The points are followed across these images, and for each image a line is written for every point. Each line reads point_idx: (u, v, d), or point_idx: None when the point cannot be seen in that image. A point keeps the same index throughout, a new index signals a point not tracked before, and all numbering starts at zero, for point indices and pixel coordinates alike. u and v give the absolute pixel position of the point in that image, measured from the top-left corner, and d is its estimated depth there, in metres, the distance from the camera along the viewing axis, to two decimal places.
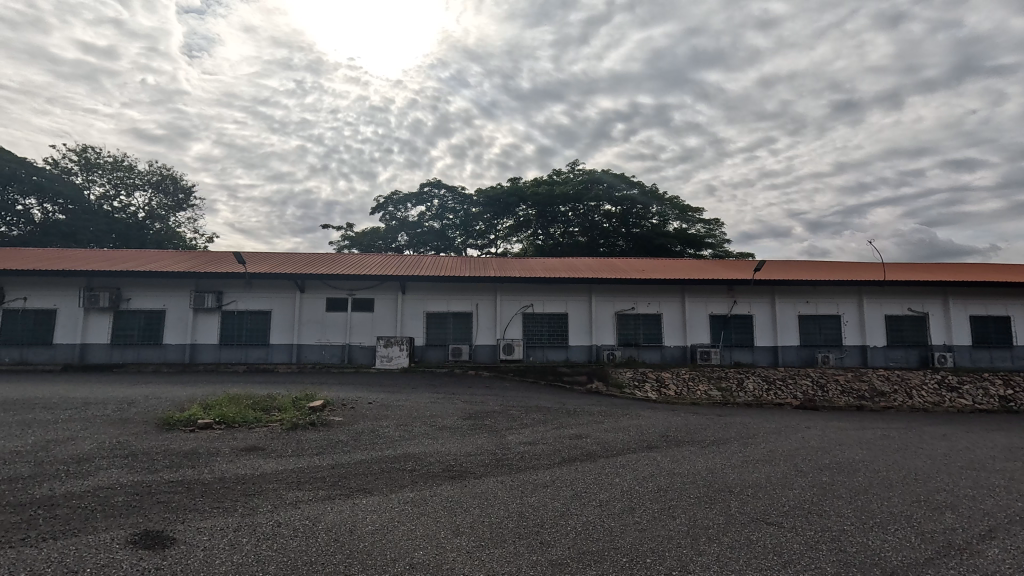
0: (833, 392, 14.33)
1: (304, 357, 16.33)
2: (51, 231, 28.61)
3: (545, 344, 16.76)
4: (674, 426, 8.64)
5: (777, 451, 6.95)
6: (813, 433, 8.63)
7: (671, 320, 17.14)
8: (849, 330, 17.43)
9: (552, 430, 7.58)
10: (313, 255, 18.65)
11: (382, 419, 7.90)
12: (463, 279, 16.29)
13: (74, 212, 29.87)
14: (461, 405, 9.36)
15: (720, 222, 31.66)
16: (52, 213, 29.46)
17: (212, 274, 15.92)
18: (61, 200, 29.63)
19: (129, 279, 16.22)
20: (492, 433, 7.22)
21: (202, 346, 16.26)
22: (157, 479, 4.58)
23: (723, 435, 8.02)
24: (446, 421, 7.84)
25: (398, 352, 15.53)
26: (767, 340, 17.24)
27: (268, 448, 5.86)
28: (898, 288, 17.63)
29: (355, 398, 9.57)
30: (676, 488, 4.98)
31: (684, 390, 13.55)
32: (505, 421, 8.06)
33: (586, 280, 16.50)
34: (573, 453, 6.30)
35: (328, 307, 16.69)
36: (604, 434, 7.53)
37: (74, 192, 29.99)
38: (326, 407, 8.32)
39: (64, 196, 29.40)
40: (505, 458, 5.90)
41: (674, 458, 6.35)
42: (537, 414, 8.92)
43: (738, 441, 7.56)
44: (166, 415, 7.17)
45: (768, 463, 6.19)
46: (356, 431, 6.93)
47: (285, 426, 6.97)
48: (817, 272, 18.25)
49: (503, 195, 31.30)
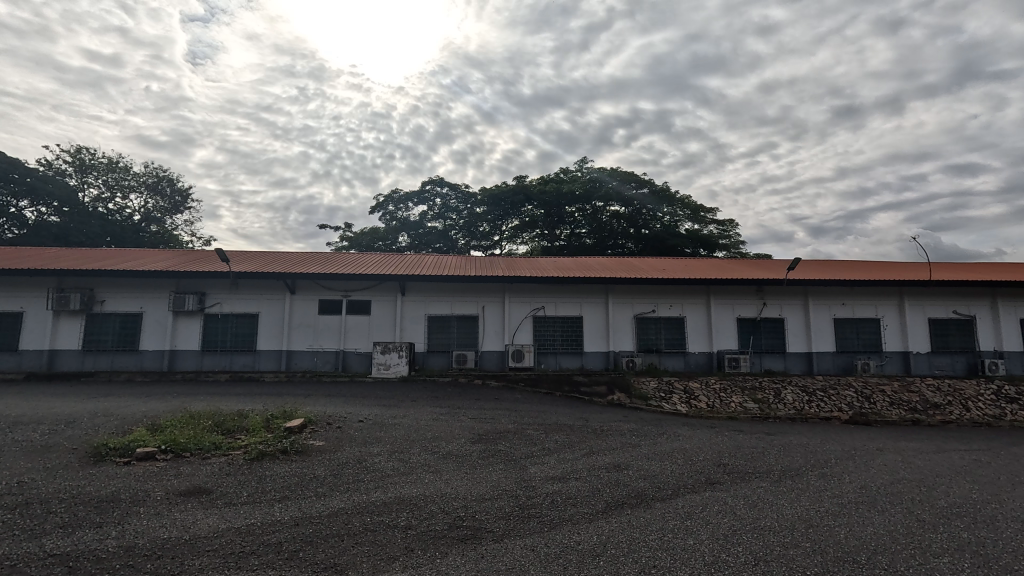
0: (881, 404, 12.81)
1: (294, 364, 14.95)
2: (42, 233, 27.31)
3: (557, 350, 15.29)
4: (725, 450, 7.17)
5: (873, 489, 5.48)
6: (895, 459, 7.18)
7: (695, 325, 15.68)
8: (889, 334, 15.94)
9: (582, 459, 6.13)
10: (305, 254, 17.25)
11: (373, 443, 6.46)
12: (468, 278, 14.87)
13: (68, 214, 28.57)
14: (469, 424, 7.92)
15: (734, 222, 30.26)
16: (45, 215, 28.19)
17: (193, 273, 14.53)
18: (54, 202, 28.34)
19: (104, 279, 14.86)
20: (511, 464, 5.76)
21: (182, 352, 14.84)
22: (29, 553, 3.12)
23: (790, 464, 6.53)
24: (453, 447, 6.39)
25: (397, 359, 14.05)
26: (800, 346, 15.75)
27: (217, 492, 4.40)
28: (942, 289, 16.15)
29: (344, 415, 8.16)
30: (780, 560, 3.52)
31: (717, 402, 12.05)
32: (523, 446, 6.62)
33: (603, 280, 15.04)
34: (622, 495, 4.84)
35: (320, 310, 15.30)
36: (648, 465, 6.05)
37: (68, 193, 28.71)
38: (305, 428, 6.90)
39: (57, 197, 28.10)
40: (530, 505, 4.45)
41: (750, 501, 4.87)
42: (559, 435, 7.46)
43: (814, 473, 6.07)
44: (102, 440, 5.74)
45: (874, 510, 4.73)
46: (339, 463, 5.48)
47: (249, 456, 5.51)
48: (852, 272, 16.78)
49: (509, 194, 29.91)
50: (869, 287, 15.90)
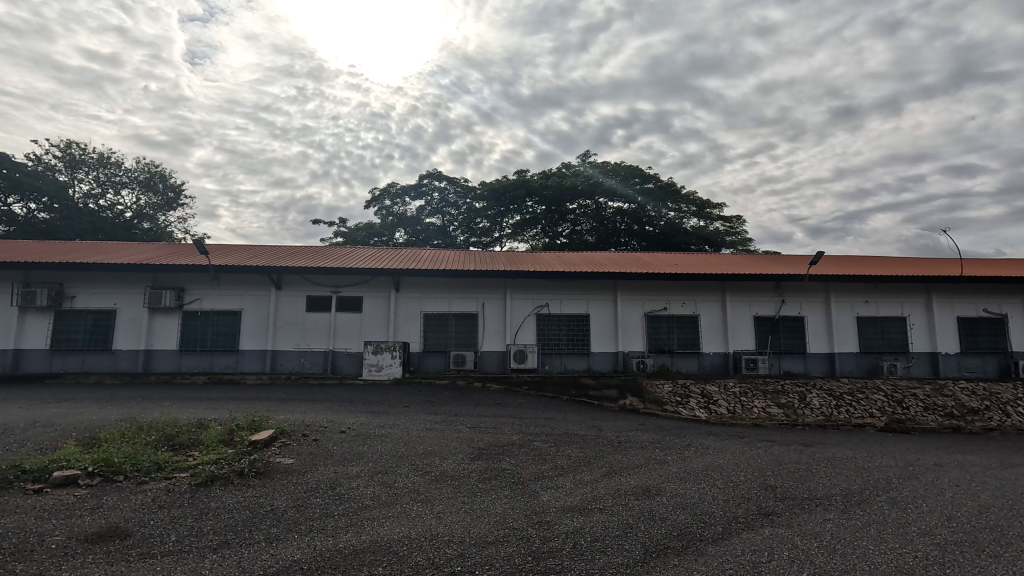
0: (915, 409, 11.80)
1: (279, 365, 13.89)
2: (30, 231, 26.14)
3: (563, 350, 14.26)
4: (767, 467, 6.14)
5: (966, 522, 4.47)
6: (963, 477, 6.19)
7: (710, 324, 14.67)
8: (916, 334, 14.95)
9: (604, 481, 5.12)
10: (295, 247, 16.18)
11: (353, 461, 5.42)
12: (467, 274, 13.81)
13: (59, 212, 27.49)
14: (467, 436, 6.87)
15: (741, 218, 29.27)
16: (34, 211, 27.10)
17: (170, 267, 13.44)
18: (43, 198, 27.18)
19: (75, 273, 13.79)
20: (519, 489, 4.71)
21: (159, 352, 13.78)
22: None
23: (850, 485, 5.51)
24: (449, 467, 5.33)
25: (390, 360, 12.95)
26: (821, 346, 14.75)
27: (135, 537, 3.37)
28: (972, 285, 15.15)
29: (325, 425, 7.12)
30: None
31: (738, 407, 11.04)
32: (532, 464, 5.61)
33: (611, 277, 13.99)
34: (661, 535, 3.80)
35: (308, 307, 14.24)
36: (683, 489, 5.03)
37: (57, 189, 27.51)
38: (275, 441, 5.87)
39: (46, 194, 26.99)
40: (547, 552, 3.42)
41: (825, 542, 3.84)
42: (572, 449, 6.45)
43: (884, 499, 5.06)
44: (17, 460, 4.70)
45: (986, 557, 3.71)
46: (305, 490, 4.42)
47: (194, 482, 4.46)
48: (876, 268, 15.79)
49: (509, 188, 28.91)
50: (895, 284, 14.92)
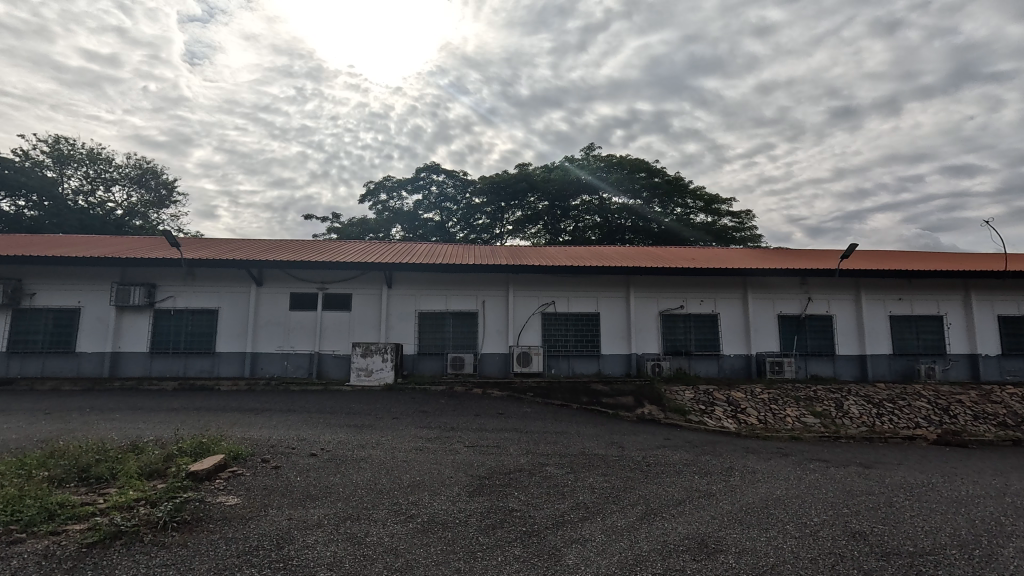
0: (964, 418, 10.58)
1: (260, 369, 12.66)
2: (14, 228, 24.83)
3: (570, 352, 13.05)
4: (839, 501, 4.91)
5: None
6: None
7: (730, 324, 13.45)
8: (953, 334, 13.75)
9: (646, 529, 3.89)
10: (280, 240, 14.94)
11: (316, 501, 4.18)
12: (467, 267, 12.55)
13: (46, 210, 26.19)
14: (465, 459, 5.64)
15: (751, 213, 28.09)
16: (22, 209, 25.82)
17: (136, 261, 12.13)
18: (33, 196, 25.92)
19: (36, 267, 12.54)
20: (534, 545, 3.48)
21: (127, 354, 12.54)
22: None
23: (956, 529, 4.29)
24: (440, 509, 4.09)
25: (381, 363, 11.70)
26: (852, 348, 13.53)
27: None
28: (1015, 283, 13.94)
29: (295, 445, 5.88)
30: None
31: (770, 417, 9.82)
32: (548, 501, 4.37)
33: (624, 272, 12.73)
34: None
35: (291, 305, 13.00)
36: (749, 539, 3.81)
37: (47, 186, 26.21)
38: (223, 471, 4.65)
39: (34, 190, 25.68)
40: None
41: None
42: (596, 477, 5.23)
43: (1014, 553, 3.85)
44: None
45: None
46: (239, 553, 3.19)
47: (86, 540, 3.22)
48: (909, 262, 14.55)
49: (510, 183, 27.63)
50: (932, 281, 13.71)
